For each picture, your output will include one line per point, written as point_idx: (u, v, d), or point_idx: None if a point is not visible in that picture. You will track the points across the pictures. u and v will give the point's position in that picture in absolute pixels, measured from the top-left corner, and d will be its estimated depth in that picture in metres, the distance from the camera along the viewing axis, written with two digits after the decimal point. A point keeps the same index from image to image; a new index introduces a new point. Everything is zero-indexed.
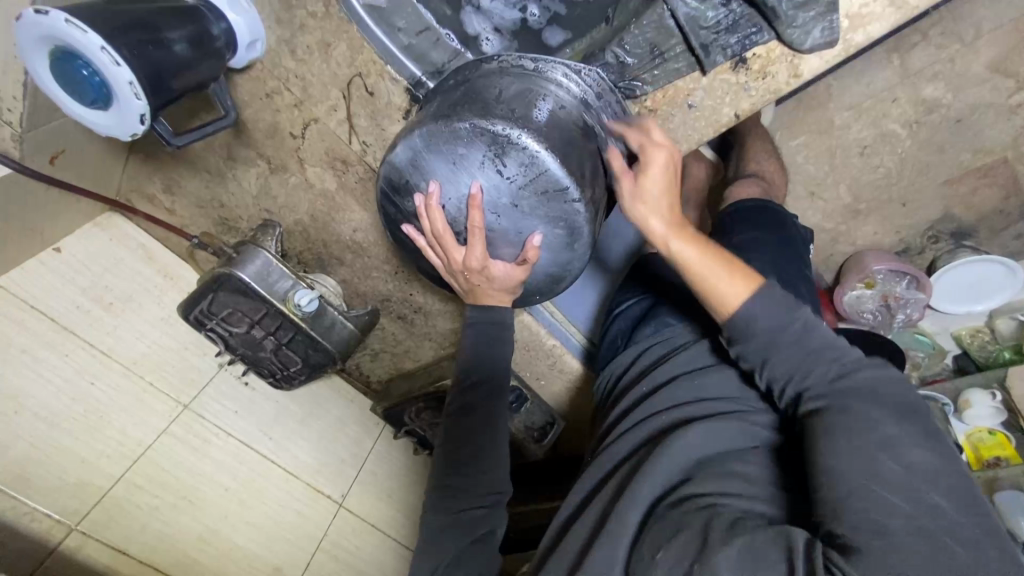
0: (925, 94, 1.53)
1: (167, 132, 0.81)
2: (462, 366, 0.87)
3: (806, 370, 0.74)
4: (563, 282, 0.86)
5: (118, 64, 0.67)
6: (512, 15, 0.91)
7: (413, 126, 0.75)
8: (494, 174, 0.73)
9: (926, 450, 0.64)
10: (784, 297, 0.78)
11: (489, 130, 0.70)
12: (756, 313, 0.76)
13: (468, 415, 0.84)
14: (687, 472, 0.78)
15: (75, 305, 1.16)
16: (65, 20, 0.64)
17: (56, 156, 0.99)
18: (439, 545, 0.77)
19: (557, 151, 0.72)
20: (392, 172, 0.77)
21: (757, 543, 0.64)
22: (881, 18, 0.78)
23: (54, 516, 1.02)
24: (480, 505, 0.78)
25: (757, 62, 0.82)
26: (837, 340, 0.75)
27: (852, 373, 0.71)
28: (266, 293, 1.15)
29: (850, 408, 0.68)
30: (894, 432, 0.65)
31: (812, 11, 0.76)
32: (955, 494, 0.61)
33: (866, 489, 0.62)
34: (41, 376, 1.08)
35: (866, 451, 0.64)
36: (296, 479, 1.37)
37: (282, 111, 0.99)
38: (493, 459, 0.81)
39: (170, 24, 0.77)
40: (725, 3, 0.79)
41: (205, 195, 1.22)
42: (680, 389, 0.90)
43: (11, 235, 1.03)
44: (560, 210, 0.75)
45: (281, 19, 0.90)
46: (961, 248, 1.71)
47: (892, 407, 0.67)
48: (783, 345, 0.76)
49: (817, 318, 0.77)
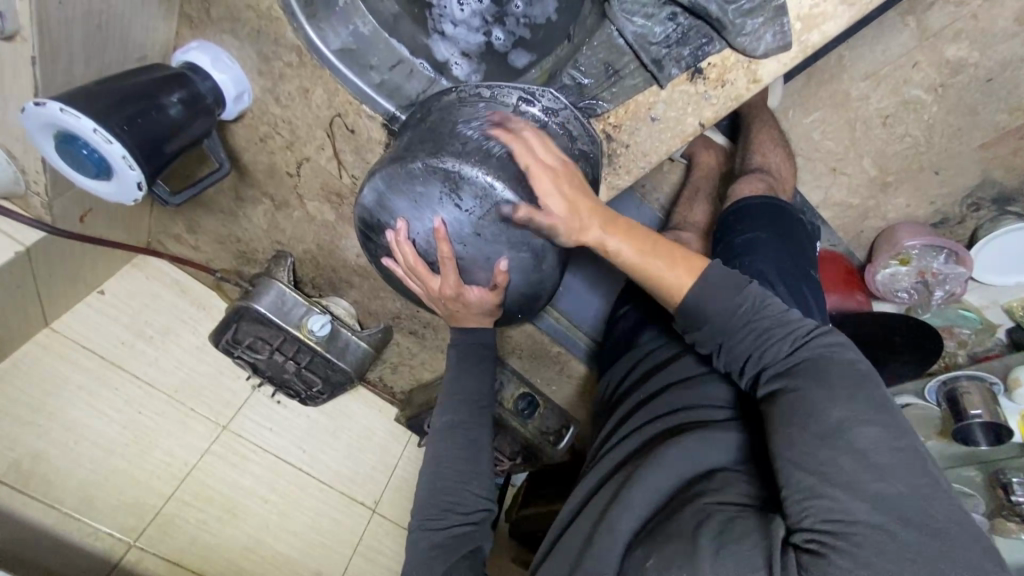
0: (949, 55, 1.43)
1: (165, 194, 0.92)
2: (449, 388, 0.97)
3: (760, 350, 0.78)
4: (539, 299, 0.95)
5: (110, 142, 0.76)
6: (476, 38, 0.94)
7: (376, 170, 0.85)
8: (453, 208, 0.82)
9: (879, 429, 0.65)
10: (724, 280, 0.82)
11: (440, 168, 0.79)
12: (705, 299, 0.81)
13: (456, 436, 0.93)
14: (689, 479, 0.78)
15: (119, 341, 1.27)
16: (60, 109, 0.73)
17: (84, 215, 1.11)
18: (427, 559, 0.85)
19: (509, 182, 0.79)
20: (365, 214, 0.87)
21: (741, 550, 0.65)
22: (833, 17, 0.82)
23: (115, 534, 1.14)
24: (468, 522, 0.88)
25: (714, 71, 0.86)
26: (788, 314, 0.79)
27: (803, 345, 0.75)
28: (281, 321, 1.24)
29: (807, 391, 0.70)
30: (850, 415, 0.66)
31: (759, 18, 0.81)
32: (912, 476, 0.62)
33: (821, 485, 0.63)
34: (95, 409, 1.20)
35: (828, 442, 0.65)
36: (330, 488, 1.45)
37: (276, 153, 1.05)
38: (478, 478, 0.91)
39: (161, 91, 0.85)
40: (671, 18, 0.82)
41: (223, 232, 1.31)
42: (675, 395, 0.93)
43: (56, 288, 1.15)
44: (519, 235, 0.83)
45: (263, 71, 0.95)
46: (1004, 215, 1.57)
47: (846, 383, 0.69)
48: (735, 329, 0.80)
49: (765, 296, 0.81)
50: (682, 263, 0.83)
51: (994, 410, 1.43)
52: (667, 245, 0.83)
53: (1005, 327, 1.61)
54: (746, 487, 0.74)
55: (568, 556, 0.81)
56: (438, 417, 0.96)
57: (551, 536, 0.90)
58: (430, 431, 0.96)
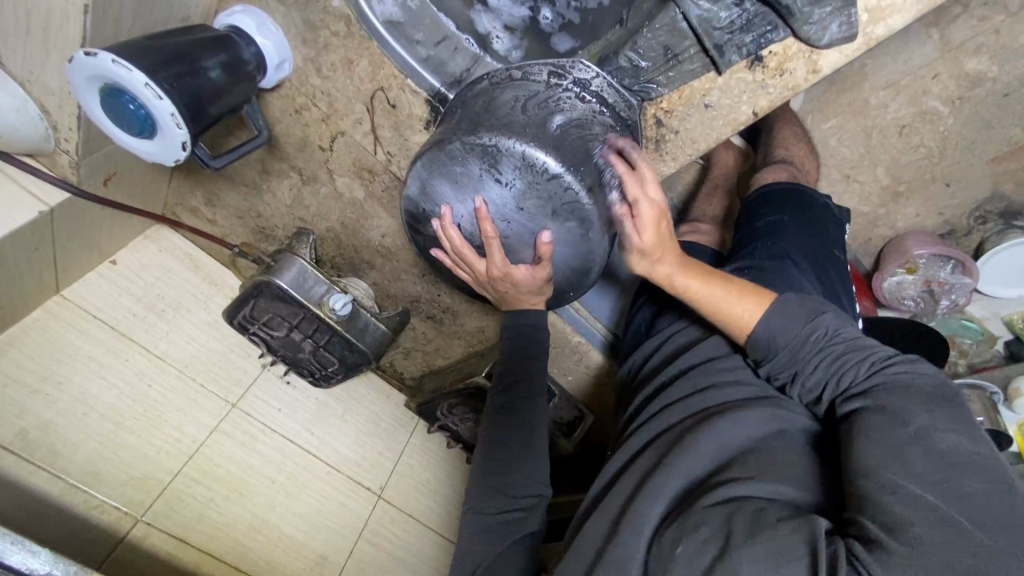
0: (969, 68, 1.44)
1: (206, 156, 0.90)
2: (499, 368, 1.00)
3: (837, 376, 0.78)
4: (590, 273, 0.94)
5: (161, 98, 0.74)
6: (520, 12, 0.93)
7: (416, 160, 0.87)
8: (494, 184, 0.83)
9: (955, 435, 0.65)
10: (795, 311, 0.83)
11: (477, 144, 0.80)
12: (775, 328, 0.83)
13: (507, 417, 0.96)
14: (719, 462, 0.79)
15: (129, 312, 1.24)
16: (112, 60, 0.71)
17: (108, 178, 1.08)
18: (481, 544, 0.88)
19: (545, 147, 0.81)
20: (411, 205, 0.90)
21: (781, 536, 0.65)
22: (900, 11, 0.83)
23: (121, 508, 1.10)
24: (518, 506, 0.89)
25: (774, 60, 0.87)
26: (862, 341, 0.79)
27: (882, 369, 0.75)
28: (303, 299, 1.21)
29: (885, 405, 0.71)
30: (931, 422, 0.67)
31: (828, 7, 0.82)
32: (992, 482, 0.62)
33: (891, 482, 0.64)
34: (105, 380, 1.17)
35: (904, 445, 0.66)
36: (337, 472, 1.43)
37: (310, 126, 1.04)
38: (528, 462, 0.92)
39: (205, 52, 0.83)
40: (738, 3, 0.83)
41: (243, 206, 1.27)
42: (699, 374, 0.94)
43: (71, 252, 1.12)
44: (563, 206, 0.83)
45: (307, 40, 0.95)
46: (1010, 229, 1.61)
47: (925, 398, 0.70)
48: (809, 358, 0.81)
49: (838, 323, 0.81)
50: (751, 295, 0.86)
51: (996, 417, 1.47)
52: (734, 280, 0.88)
53: (1004, 339, 1.67)
54: (775, 464, 0.75)
55: (597, 542, 0.81)
56: (489, 401, 0.99)
57: (577, 517, 0.91)
58: (482, 416, 0.99)
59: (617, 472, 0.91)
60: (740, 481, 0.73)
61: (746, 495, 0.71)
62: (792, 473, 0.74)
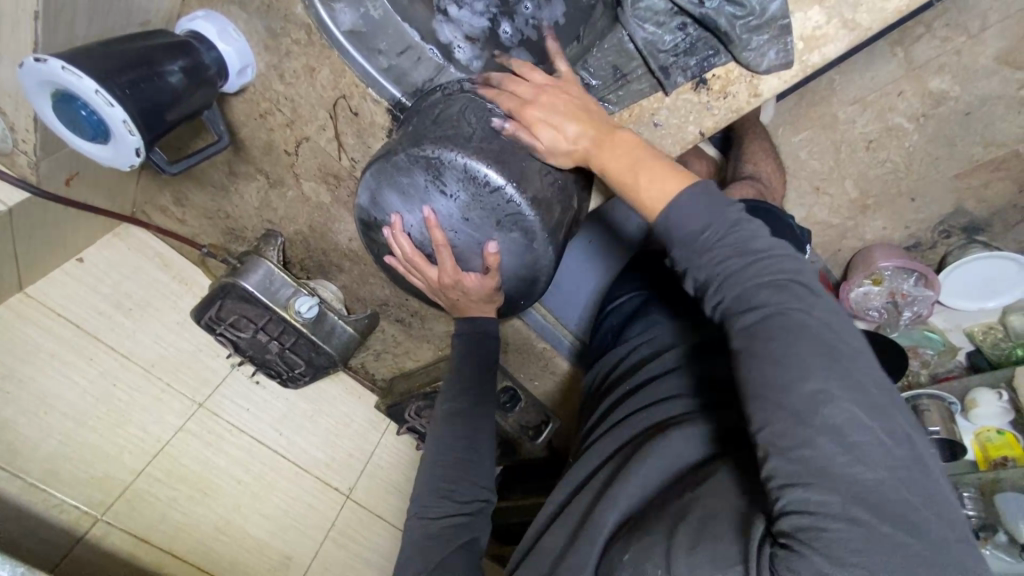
0: (932, 86, 1.47)
1: (162, 162, 0.91)
2: (453, 374, 1.02)
3: (725, 280, 0.70)
4: (538, 283, 0.96)
5: (112, 105, 0.75)
6: (480, 22, 0.95)
7: (366, 170, 0.88)
8: (440, 195, 0.85)
9: (856, 405, 0.59)
10: (699, 199, 0.72)
11: (421, 156, 0.81)
12: (675, 220, 0.72)
13: (459, 423, 0.97)
14: (676, 474, 0.77)
15: (95, 311, 1.24)
16: (61, 66, 0.72)
17: (70, 177, 1.06)
18: (426, 548, 0.86)
19: (488, 160, 0.81)
20: (363, 214, 0.92)
21: (717, 546, 0.64)
22: (833, 41, 0.86)
23: (81, 507, 1.11)
24: (465, 511, 0.91)
25: (718, 82, 0.90)
26: (758, 243, 0.70)
27: (776, 291, 0.67)
28: (268, 301, 1.22)
29: (772, 346, 0.64)
30: (829, 387, 0.60)
31: (765, 35, 0.84)
32: (896, 463, 0.58)
33: (805, 474, 0.58)
34: (67, 379, 1.16)
35: (804, 419, 0.60)
36: (305, 473, 1.44)
37: (275, 130, 1.04)
38: (477, 468, 0.94)
39: (162, 57, 0.84)
40: (681, 27, 0.86)
41: (213, 207, 1.27)
42: (666, 383, 0.91)
43: (34, 251, 1.11)
44: (506, 217, 0.85)
45: (269, 46, 0.95)
46: (973, 244, 1.66)
47: (814, 347, 0.62)
48: (702, 257, 0.71)
49: (738, 219, 0.71)
50: (661, 178, 0.75)
51: (952, 427, 1.50)
52: (655, 158, 0.77)
53: (965, 350, 1.70)
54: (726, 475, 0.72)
55: (552, 553, 0.82)
56: (440, 406, 1.00)
57: (533, 530, 0.91)
58: (432, 419, 1.00)
59: (575, 484, 0.91)
60: (702, 495, 0.70)
61: (701, 503, 0.69)
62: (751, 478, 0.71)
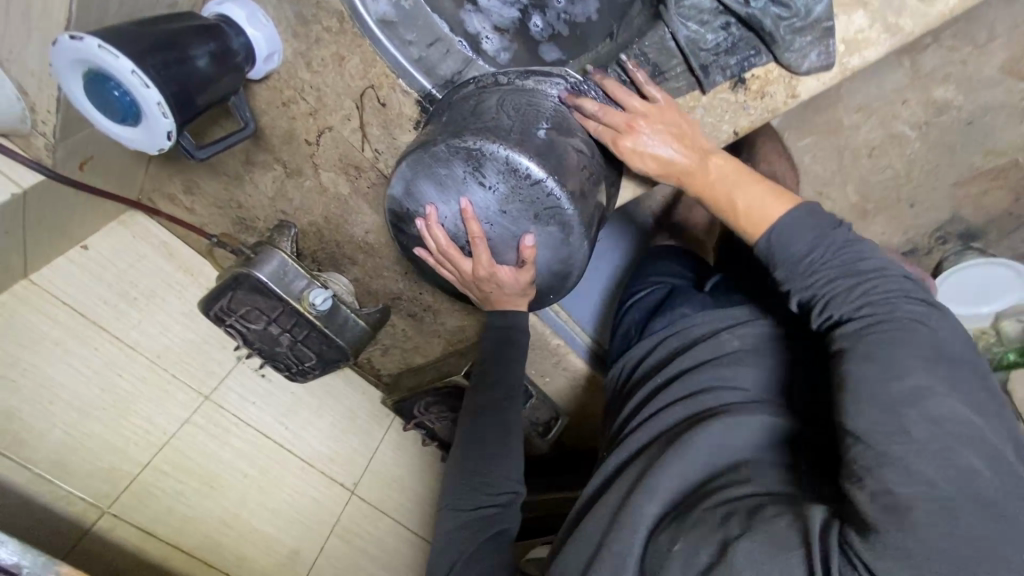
0: (937, 95, 1.51)
1: (190, 147, 0.89)
2: (480, 366, 1.02)
3: (833, 297, 0.75)
4: (570, 277, 0.95)
5: (148, 86, 0.73)
6: (510, 13, 0.99)
7: (401, 160, 0.87)
8: (479, 187, 0.85)
9: (953, 397, 0.62)
10: (807, 222, 0.78)
11: (463, 147, 0.81)
12: (781, 242, 0.78)
13: (486, 416, 0.98)
14: (718, 468, 0.78)
15: (100, 300, 1.21)
16: (99, 45, 0.71)
17: (84, 162, 1.05)
18: (461, 538, 0.90)
19: (529, 152, 0.82)
20: (395, 205, 0.91)
21: (772, 529, 0.66)
22: (875, 44, 0.89)
23: (88, 499, 1.08)
24: (495, 503, 0.91)
25: (757, 82, 0.92)
26: (865, 262, 0.75)
27: (886, 305, 0.70)
28: (282, 293, 1.19)
29: (881, 351, 0.67)
30: (930, 383, 0.63)
31: (807, 36, 0.88)
32: (991, 455, 0.60)
33: (895, 457, 0.61)
34: (73, 368, 1.13)
35: (898, 408, 0.63)
36: (311, 467, 1.42)
37: (297, 119, 1.03)
38: (506, 459, 0.94)
39: (193, 40, 0.82)
40: (724, 27, 0.89)
41: (223, 197, 1.25)
42: (704, 373, 0.92)
43: (42, 237, 1.09)
44: (545, 210, 0.85)
45: (298, 34, 0.96)
46: (967, 251, 1.70)
47: (925, 353, 0.65)
48: (809, 277, 0.77)
49: (846, 241, 0.76)
50: (765, 203, 0.81)
51: None
52: (757, 183, 0.83)
53: None
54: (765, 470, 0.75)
55: (593, 538, 0.82)
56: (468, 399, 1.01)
57: (572, 515, 0.93)
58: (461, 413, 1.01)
59: (611, 470, 0.93)
60: (742, 490, 0.73)
61: (742, 497, 0.72)
62: (793, 473, 0.75)
